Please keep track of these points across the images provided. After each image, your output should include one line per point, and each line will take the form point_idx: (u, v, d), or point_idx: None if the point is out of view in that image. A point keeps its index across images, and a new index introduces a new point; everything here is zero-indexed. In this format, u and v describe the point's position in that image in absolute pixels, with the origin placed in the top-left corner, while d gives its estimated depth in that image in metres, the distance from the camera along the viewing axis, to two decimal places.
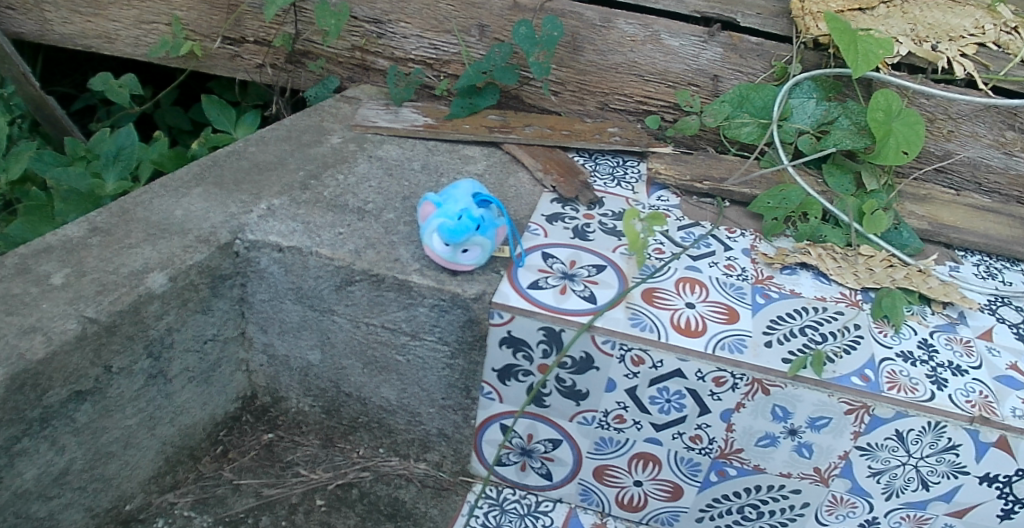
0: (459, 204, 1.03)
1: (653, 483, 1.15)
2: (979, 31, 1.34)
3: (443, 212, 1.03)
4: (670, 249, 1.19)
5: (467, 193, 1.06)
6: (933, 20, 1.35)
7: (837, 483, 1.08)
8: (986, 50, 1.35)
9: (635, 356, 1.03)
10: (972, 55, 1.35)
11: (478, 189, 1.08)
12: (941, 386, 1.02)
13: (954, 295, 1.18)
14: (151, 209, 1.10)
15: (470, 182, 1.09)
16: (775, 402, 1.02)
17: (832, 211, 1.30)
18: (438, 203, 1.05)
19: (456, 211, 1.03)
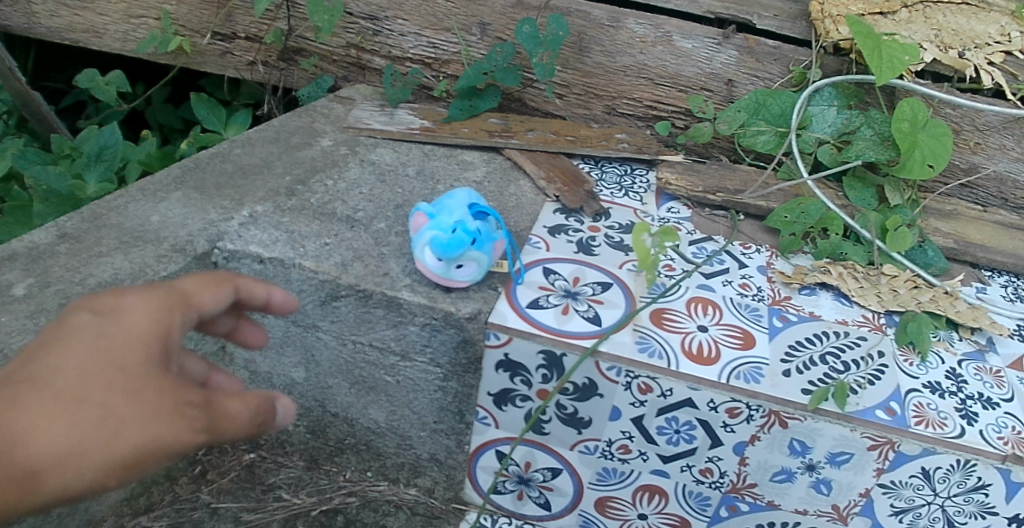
0: (453, 215, 0.96)
1: (658, 517, 1.07)
2: (1006, 39, 1.25)
3: (437, 223, 0.95)
4: (682, 266, 1.12)
5: (463, 203, 0.98)
6: (958, 26, 1.26)
7: (857, 521, 1.01)
8: (1014, 58, 1.26)
9: (642, 383, 0.95)
10: (1000, 63, 1.26)
11: (474, 199, 1.00)
12: (971, 421, 0.94)
13: (983, 320, 1.11)
14: (127, 215, 1.04)
15: (466, 191, 1.01)
16: (793, 436, 0.95)
17: (853, 226, 1.23)
18: (431, 213, 0.97)
19: (451, 222, 0.95)
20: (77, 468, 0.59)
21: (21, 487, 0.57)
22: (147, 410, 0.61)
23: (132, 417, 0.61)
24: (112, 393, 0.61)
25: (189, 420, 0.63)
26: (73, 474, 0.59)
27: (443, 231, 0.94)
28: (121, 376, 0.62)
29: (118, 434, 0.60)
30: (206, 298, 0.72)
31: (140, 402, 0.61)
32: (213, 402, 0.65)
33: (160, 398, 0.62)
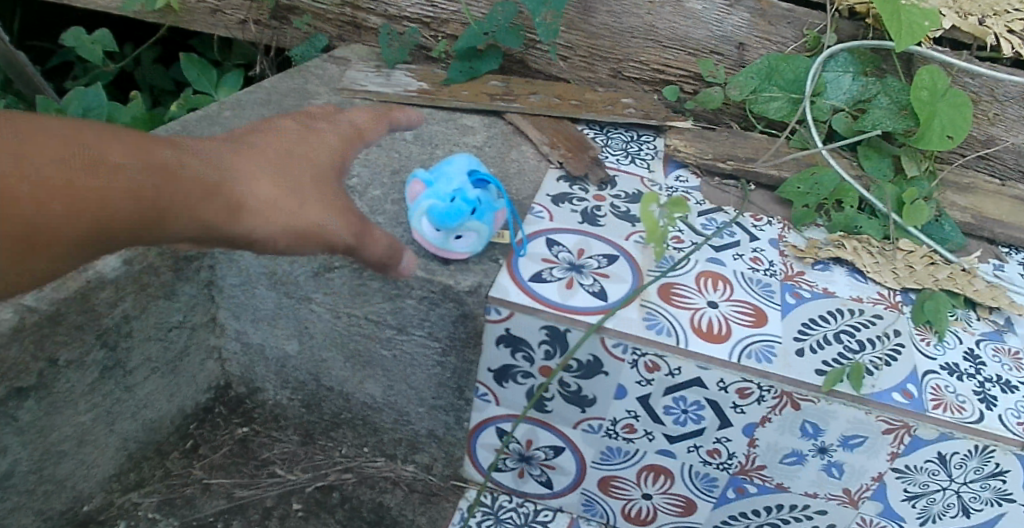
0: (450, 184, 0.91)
1: (663, 497, 1.04)
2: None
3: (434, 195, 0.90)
4: (691, 238, 1.07)
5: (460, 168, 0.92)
6: None
7: (867, 505, 0.99)
8: None
9: (649, 362, 0.92)
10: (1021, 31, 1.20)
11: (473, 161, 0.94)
12: (990, 405, 0.92)
13: (1002, 300, 1.07)
14: None
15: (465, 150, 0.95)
16: (806, 418, 0.92)
17: (869, 199, 1.18)
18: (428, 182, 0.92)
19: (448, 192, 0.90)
20: (262, 219, 0.70)
21: (226, 214, 0.68)
22: (325, 203, 0.75)
23: (319, 200, 0.75)
24: (308, 188, 0.75)
25: (353, 236, 0.76)
26: (257, 222, 0.70)
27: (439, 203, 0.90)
28: (318, 175, 0.77)
29: (298, 215, 0.72)
30: (374, 135, 0.87)
31: (337, 200, 0.77)
32: (367, 239, 0.77)
33: (338, 205, 0.76)
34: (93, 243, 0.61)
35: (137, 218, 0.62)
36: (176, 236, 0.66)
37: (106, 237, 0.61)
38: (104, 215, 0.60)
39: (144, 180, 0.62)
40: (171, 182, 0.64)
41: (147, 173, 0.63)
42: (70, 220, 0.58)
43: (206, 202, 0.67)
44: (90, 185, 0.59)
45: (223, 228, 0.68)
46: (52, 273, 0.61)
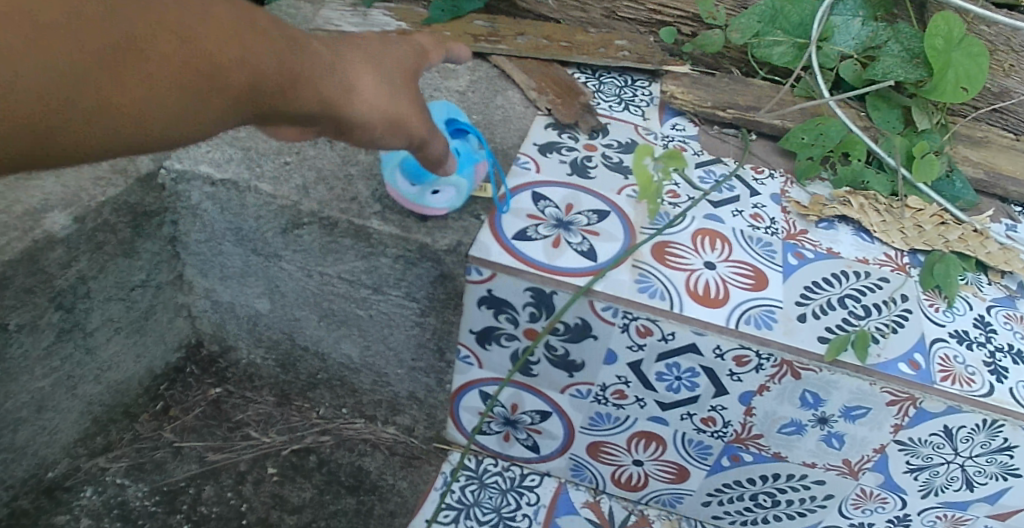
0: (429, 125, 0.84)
1: (655, 464, 1.00)
2: None
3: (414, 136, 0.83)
4: (687, 192, 1.01)
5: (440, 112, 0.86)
6: None
7: (868, 477, 0.95)
8: None
9: (641, 326, 0.86)
10: None
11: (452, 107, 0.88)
12: (1000, 377, 0.88)
13: (1016, 263, 1.03)
14: None
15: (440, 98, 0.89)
16: (807, 388, 0.87)
17: (877, 152, 1.11)
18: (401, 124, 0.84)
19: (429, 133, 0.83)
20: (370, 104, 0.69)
21: (342, 93, 0.66)
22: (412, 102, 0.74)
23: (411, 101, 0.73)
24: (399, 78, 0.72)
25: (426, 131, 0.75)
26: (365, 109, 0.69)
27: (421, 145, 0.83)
28: (409, 68, 0.75)
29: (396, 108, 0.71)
30: (438, 56, 0.79)
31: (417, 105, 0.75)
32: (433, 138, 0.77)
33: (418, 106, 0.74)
34: (225, 109, 0.59)
35: (267, 84, 0.60)
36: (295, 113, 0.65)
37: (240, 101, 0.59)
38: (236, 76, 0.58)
39: (269, 47, 0.60)
40: (295, 55, 0.62)
41: (269, 38, 0.60)
42: (214, 71, 0.57)
43: (328, 81, 0.65)
44: (226, 41, 0.57)
45: (339, 110, 0.67)
46: (182, 140, 0.59)
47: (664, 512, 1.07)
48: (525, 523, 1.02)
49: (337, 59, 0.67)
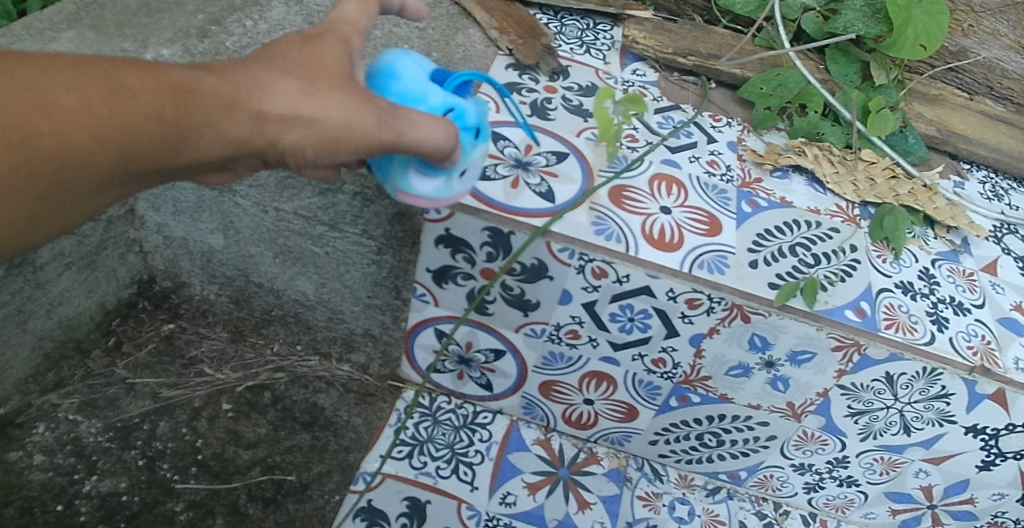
0: (415, 97, 0.74)
1: (605, 403, 1.03)
2: None
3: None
4: (646, 138, 1.02)
5: (415, 73, 0.75)
6: None
7: (810, 419, 0.98)
8: None
9: (596, 268, 0.87)
10: None
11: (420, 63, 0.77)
12: (941, 327, 0.91)
13: (961, 220, 1.06)
14: (6, 49, 0.85)
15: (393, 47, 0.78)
16: (755, 331, 0.89)
17: (833, 105, 1.13)
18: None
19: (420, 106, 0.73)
20: (289, 133, 0.61)
21: (250, 126, 0.60)
22: (350, 99, 0.63)
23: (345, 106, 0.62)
24: (329, 85, 0.63)
25: (388, 130, 0.64)
26: (284, 140, 0.62)
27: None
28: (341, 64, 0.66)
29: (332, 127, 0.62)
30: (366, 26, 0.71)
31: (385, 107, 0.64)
32: (403, 124, 0.65)
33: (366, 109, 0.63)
34: (103, 175, 0.58)
35: (140, 148, 0.57)
36: (201, 157, 0.60)
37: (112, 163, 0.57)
38: (102, 137, 0.55)
39: (142, 103, 0.56)
40: (177, 105, 0.57)
41: (139, 102, 0.56)
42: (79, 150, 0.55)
43: (231, 121, 0.59)
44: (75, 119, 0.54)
45: (254, 144, 0.61)
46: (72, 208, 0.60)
47: (613, 450, 1.11)
48: (477, 458, 1.05)
49: (244, 87, 0.60)
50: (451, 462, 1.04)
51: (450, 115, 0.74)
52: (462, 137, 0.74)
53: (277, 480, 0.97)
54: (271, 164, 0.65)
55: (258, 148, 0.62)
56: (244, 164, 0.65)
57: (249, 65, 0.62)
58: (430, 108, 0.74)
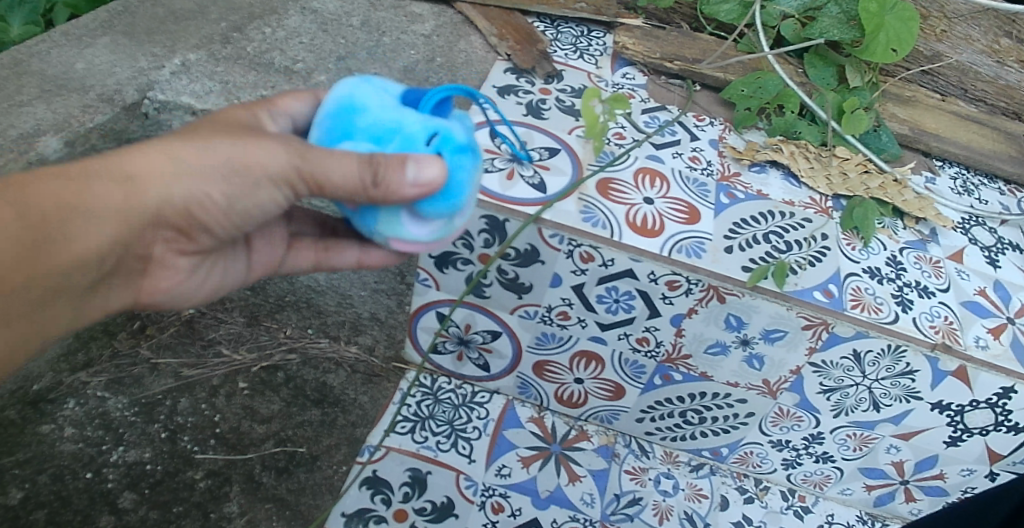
0: (391, 127, 0.70)
1: (594, 382, 1.11)
2: None
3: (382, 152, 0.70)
4: (632, 135, 1.10)
5: (383, 99, 0.72)
6: None
7: (785, 396, 1.06)
8: None
9: (584, 252, 0.95)
10: None
11: (384, 88, 0.73)
12: (905, 308, 0.98)
13: (929, 211, 1.13)
14: (47, 52, 0.94)
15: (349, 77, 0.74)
16: (730, 311, 0.97)
17: (810, 106, 1.21)
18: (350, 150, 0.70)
19: (399, 137, 0.70)
20: (161, 185, 0.70)
21: (134, 185, 0.70)
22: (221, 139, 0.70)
23: (203, 147, 0.70)
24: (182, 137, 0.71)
25: (282, 154, 0.69)
26: (161, 192, 0.71)
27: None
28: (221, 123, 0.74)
29: (208, 166, 0.70)
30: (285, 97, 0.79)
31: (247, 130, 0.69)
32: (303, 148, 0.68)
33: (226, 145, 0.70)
34: (56, 266, 0.70)
35: (58, 235, 0.69)
36: (117, 221, 0.71)
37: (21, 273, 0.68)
38: (31, 243, 0.68)
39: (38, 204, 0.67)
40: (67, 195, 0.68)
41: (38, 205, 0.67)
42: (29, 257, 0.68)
43: (116, 188, 0.69)
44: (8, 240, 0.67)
45: (150, 196, 0.70)
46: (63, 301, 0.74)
47: (602, 428, 1.18)
48: (475, 434, 1.13)
49: (123, 162, 0.70)
50: (451, 437, 1.11)
51: (434, 137, 0.70)
52: (457, 157, 0.70)
53: (289, 452, 1.04)
54: (177, 222, 0.74)
55: (152, 207, 0.71)
56: (156, 228, 0.75)
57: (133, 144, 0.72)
58: (411, 134, 0.69)
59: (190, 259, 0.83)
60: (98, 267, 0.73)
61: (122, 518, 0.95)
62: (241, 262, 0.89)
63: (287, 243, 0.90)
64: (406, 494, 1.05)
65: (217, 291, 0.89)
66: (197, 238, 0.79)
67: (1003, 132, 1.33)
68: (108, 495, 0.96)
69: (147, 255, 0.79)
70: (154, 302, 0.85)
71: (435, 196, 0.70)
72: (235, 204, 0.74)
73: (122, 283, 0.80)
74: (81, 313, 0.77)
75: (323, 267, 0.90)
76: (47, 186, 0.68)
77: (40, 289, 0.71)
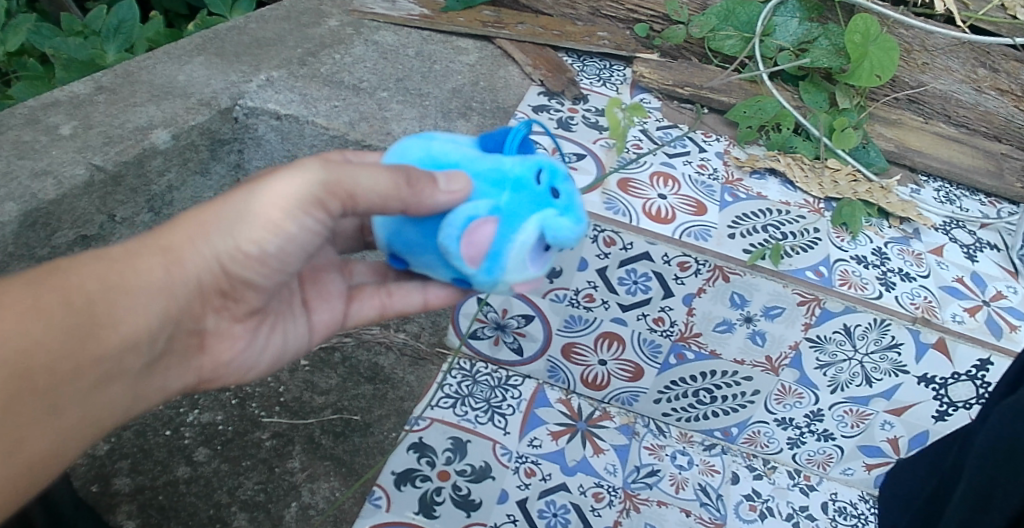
0: (496, 173, 0.72)
1: (616, 363, 1.24)
2: None
3: (498, 201, 0.71)
4: (648, 145, 1.24)
5: (466, 152, 0.75)
6: None
7: (786, 372, 1.19)
8: None
9: (607, 237, 1.10)
10: None
11: (454, 140, 0.77)
12: (889, 287, 1.11)
13: (911, 212, 1.25)
14: (152, 67, 1.18)
15: (413, 143, 0.78)
16: (734, 289, 1.11)
17: (804, 124, 1.32)
18: (467, 211, 0.71)
19: (510, 180, 0.72)
20: (198, 251, 0.73)
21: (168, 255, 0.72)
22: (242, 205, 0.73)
23: (234, 209, 0.73)
24: (209, 206, 0.74)
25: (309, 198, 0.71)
26: (200, 258, 0.73)
27: (525, 200, 0.71)
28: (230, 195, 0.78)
29: (244, 225, 0.73)
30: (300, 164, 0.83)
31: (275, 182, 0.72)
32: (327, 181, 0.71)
33: (258, 201, 0.72)
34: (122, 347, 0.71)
35: (113, 315, 0.70)
36: (163, 296, 0.73)
37: (83, 363, 0.68)
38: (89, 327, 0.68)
39: (85, 290, 0.68)
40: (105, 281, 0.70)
41: (83, 295, 0.68)
42: (95, 345, 0.69)
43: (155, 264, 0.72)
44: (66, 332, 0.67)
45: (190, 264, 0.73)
46: (135, 384, 0.75)
47: (623, 410, 1.30)
48: (509, 410, 1.26)
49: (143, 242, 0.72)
50: (488, 412, 1.24)
51: (539, 172, 0.73)
52: (562, 181, 0.73)
53: (346, 419, 1.17)
54: (221, 286, 0.76)
55: (195, 276, 0.74)
56: (203, 298, 0.77)
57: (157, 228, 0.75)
58: (516, 171, 0.72)
59: (244, 327, 0.85)
60: (150, 349, 0.74)
61: (197, 469, 1.09)
62: (302, 324, 0.91)
63: (345, 297, 0.94)
64: (448, 458, 1.17)
65: (279, 355, 0.90)
66: (242, 301, 0.81)
67: (981, 151, 1.41)
68: (184, 449, 1.10)
69: (200, 329, 0.81)
70: (212, 379, 0.86)
71: (568, 222, 0.71)
72: (279, 260, 0.76)
73: (180, 365, 0.80)
74: (141, 397, 0.76)
75: (388, 312, 0.93)
76: (87, 269, 0.69)
77: (98, 381, 0.70)
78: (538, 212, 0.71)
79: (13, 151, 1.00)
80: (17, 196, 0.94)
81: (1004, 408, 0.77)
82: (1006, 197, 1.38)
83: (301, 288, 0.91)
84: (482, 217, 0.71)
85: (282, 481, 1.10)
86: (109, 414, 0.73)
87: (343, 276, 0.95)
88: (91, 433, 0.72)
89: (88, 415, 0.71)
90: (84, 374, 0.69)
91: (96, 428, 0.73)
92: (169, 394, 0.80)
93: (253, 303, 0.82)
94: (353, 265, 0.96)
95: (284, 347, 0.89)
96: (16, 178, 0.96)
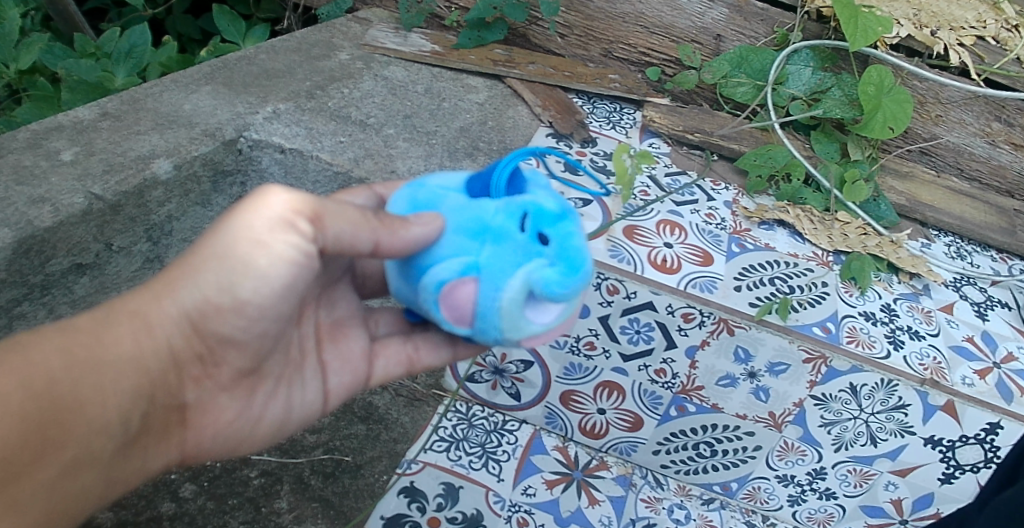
0: (476, 225, 0.70)
1: (615, 412, 1.22)
2: (980, 25, 1.31)
3: (477, 258, 0.69)
4: (655, 192, 1.22)
5: (450, 201, 0.73)
6: (937, 9, 1.31)
7: (789, 429, 1.16)
8: (984, 43, 1.31)
9: (610, 285, 1.09)
10: (969, 47, 1.31)
11: (443, 187, 0.75)
12: (897, 346, 1.09)
13: (921, 267, 1.23)
14: (158, 95, 1.17)
15: (403, 193, 0.77)
16: (739, 343, 1.09)
17: (815, 175, 1.29)
18: (443, 272, 0.69)
19: (490, 232, 0.69)
20: (164, 310, 0.73)
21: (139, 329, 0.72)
22: (218, 272, 0.72)
23: (205, 264, 0.72)
24: (179, 261, 0.74)
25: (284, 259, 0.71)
26: (167, 316, 0.73)
27: (507, 254, 0.68)
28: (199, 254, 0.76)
29: (216, 278, 0.72)
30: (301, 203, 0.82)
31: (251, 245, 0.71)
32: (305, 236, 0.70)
33: (236, 255, 0.71)
34: (93, 428, 0.71)
35: (81, 395, 0.70)
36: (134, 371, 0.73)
37: (47, 448, 0.68)
38: (57, 409, 0.69)
39: (54, 374, 0.69)
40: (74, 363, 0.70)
41: (50, 379, 0.68)
42: (64, 428, 0.69)
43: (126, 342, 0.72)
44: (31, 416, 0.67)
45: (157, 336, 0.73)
46: (110, 464, 0.74)
47: (620, 460, 1.27)
48: (504, 456, 1.23)
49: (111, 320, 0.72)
50: (482, 457, 1.21)
51: (523, 217, 0.70)
52: (555, 224, 0.69)
53: (337, 459, 1.15)
54: (196, 347, 0.76)
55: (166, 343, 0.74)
56: (178, 364, 0.76)
57: (126, 298, 0.74)
58: (504, 219, 0.69)
59: (232, 396, 0.83)
60: (123, 430, 0.74)
61: (181, 505, 1.07)
62: (316, 388, 0.89)
63: (367, 357, 0.91)
64: (439, 504, 1.14)
65: (285, 421, 0.88)
66: (224, 365, 0.80)
67: (994, 207, 1.38)
68: (170, 484, 1.08)
69: (182, 403, 0.80)
70: (202, 452, 0.84)
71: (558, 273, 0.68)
72: (257, 308, 0.74)
73: (161, 442, 0.79)
74: (116, 481, 0.75)
75: (415, 368, 0.92)
76: (55, 350, 0.69)
77: (64, 468, 0.70)
78: (523, 264, 0.68)
79: (12, 176, 0.99)
80: (14, 223, 0.93)
81: (998, 502, 0.75)
82: (1018, 254, 1.35)
83: (319, 347, 0.88)
84: (460, 277, 0.69)
85: (268, 521, 1.07)
86: (82, 501, 0.73)
87: (366, 330, 0.92)
88: (63, 521, 0.72)
89: (61, 499, 0.71)
90: (49, 460, 0.69)
91: (67, 517, 0.72)
92: (153, 473, 0.80)
93: (238, 366, 0.81)
94: (377, 315, 0.94)
95: (288, 414, 0.88)
96: (13, 204, 0.95)
